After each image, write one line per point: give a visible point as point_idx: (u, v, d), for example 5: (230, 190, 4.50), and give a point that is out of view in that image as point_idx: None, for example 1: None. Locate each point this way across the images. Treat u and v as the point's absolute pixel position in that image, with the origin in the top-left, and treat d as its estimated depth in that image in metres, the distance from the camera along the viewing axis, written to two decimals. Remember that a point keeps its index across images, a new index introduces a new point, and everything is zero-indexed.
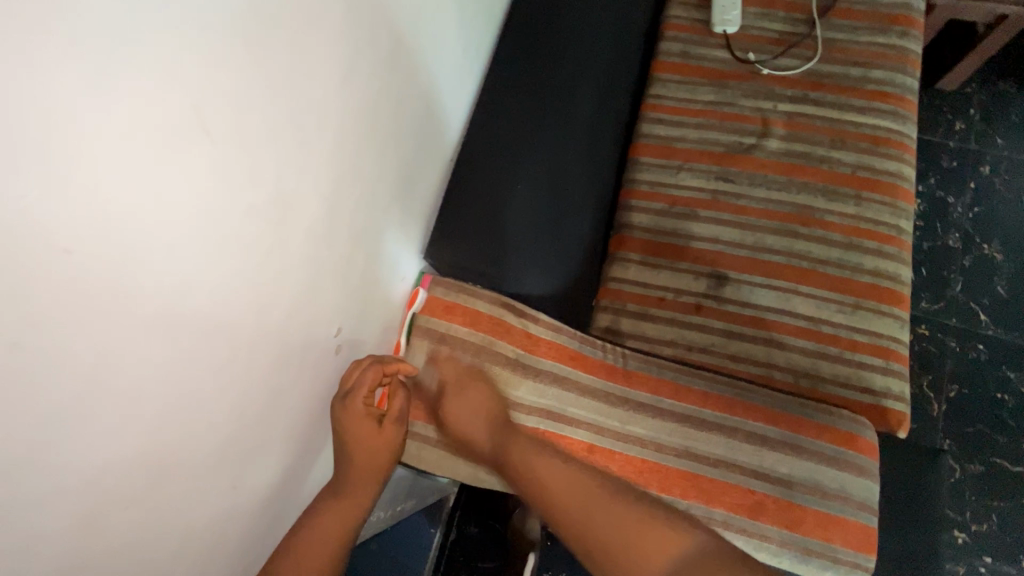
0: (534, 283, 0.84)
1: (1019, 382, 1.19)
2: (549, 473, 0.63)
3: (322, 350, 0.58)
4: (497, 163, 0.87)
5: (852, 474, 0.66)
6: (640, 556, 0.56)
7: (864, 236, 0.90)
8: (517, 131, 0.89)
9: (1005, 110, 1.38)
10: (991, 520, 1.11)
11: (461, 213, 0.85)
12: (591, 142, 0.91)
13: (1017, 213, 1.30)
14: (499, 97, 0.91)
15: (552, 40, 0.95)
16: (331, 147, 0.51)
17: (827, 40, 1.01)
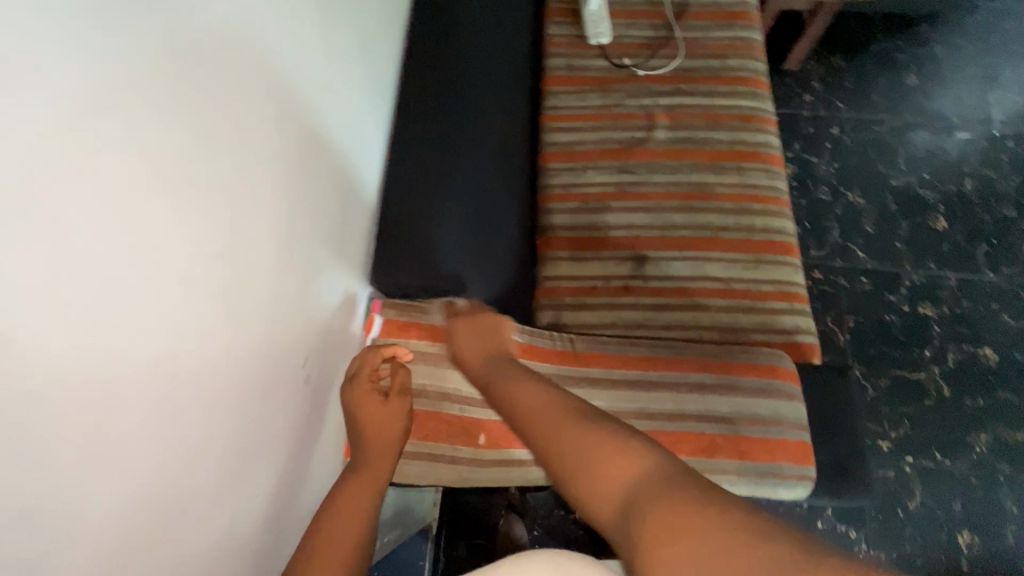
0: (478, 290, 0.88)
1: (900, 303, 1.39)
2: (529, 411, 0.58)
3: (293, 385, 0.59)
4: (421, 187, 0.92)
5: (782, 400, 0.76)
6: (586, 478, 0.46)
7: (751, 200, 1.03)
8: (436, 155, 0.95)
9: (839, 79, 1.62)
10: (905, 424, 1.28)
11: (394, 241, 0.88)
12: (503, 156, 0.98)
13: (868, 162, 1.53)
14: (410, 126, 0.96)
15: (450, 67, 1.02)
16: (271, 188, 0.53)
17: (686, 39, 1.15)
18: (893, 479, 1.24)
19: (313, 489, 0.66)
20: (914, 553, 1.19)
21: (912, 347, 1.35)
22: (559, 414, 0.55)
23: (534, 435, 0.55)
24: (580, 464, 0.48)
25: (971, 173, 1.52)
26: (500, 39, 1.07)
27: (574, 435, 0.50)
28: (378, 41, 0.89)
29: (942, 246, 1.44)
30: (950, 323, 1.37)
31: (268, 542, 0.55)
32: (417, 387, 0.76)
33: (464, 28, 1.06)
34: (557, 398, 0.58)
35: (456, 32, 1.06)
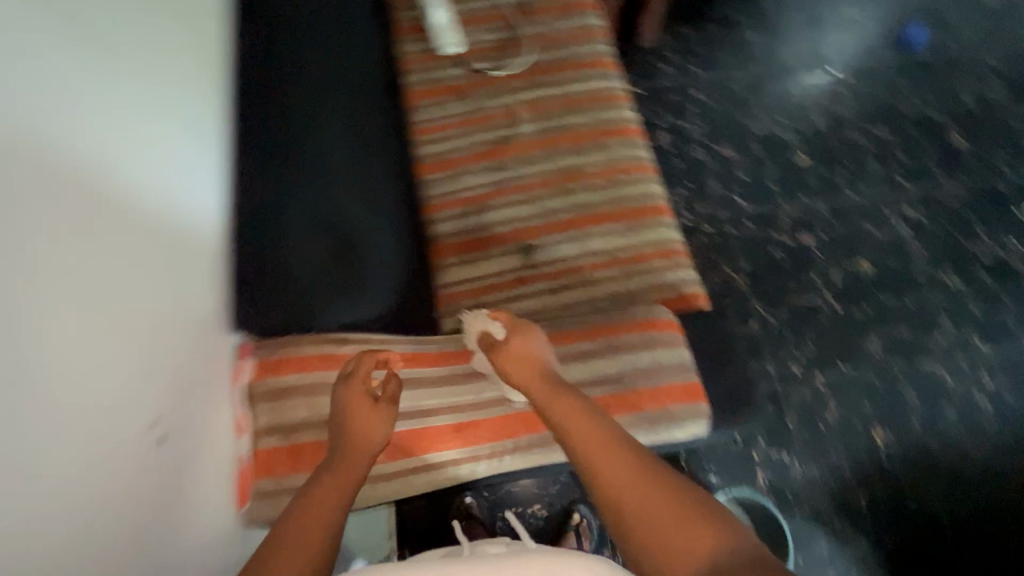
0: (362, 311, 0.87)
1: (784, 238, 1.50)
2: (602, 451, 0.64)
3: (136, 445, 0.60)
4: (280, 221, 0.90)
5: (660, 350, 0.81)
6: (663, 539, 0.58)
7: (617, 172, 1.09)
8: (291, 184, 0.92)
9: (690, 47, 1.74)
10: (809, 345, 1.39)
11: (264, 281, 0.86)
12: (365, 171, 0.96)
13: (730, 117, 1.65)
14: (253, 161, 0.93)
15: (282, 90, 0.97)
16: (50, 261, 0.54)
17: (530, 36, 1.21)
18: (808, 397, 1.35)
19: (193, 540, 0.68)
20: (838, 459, 1.30)
21: (802, 275, 1.46)
22: (627, 464, 0.63)
23: (612, 472, 0.63)
24: (657, 528, 0.59)
25: (819, 109, 1.66)
26: (340, 50, 1.03)
27: (649, 498, 0.61)
28: (190, 84, 0.86)
29: (807, 179, 1.57)
30: (829, 246, 1.50)
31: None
32: (302, 420, 0.77)
33: (295, 42, 1.01)
34: (618, 441, 0.65)
35: (287, 49, 1.00)
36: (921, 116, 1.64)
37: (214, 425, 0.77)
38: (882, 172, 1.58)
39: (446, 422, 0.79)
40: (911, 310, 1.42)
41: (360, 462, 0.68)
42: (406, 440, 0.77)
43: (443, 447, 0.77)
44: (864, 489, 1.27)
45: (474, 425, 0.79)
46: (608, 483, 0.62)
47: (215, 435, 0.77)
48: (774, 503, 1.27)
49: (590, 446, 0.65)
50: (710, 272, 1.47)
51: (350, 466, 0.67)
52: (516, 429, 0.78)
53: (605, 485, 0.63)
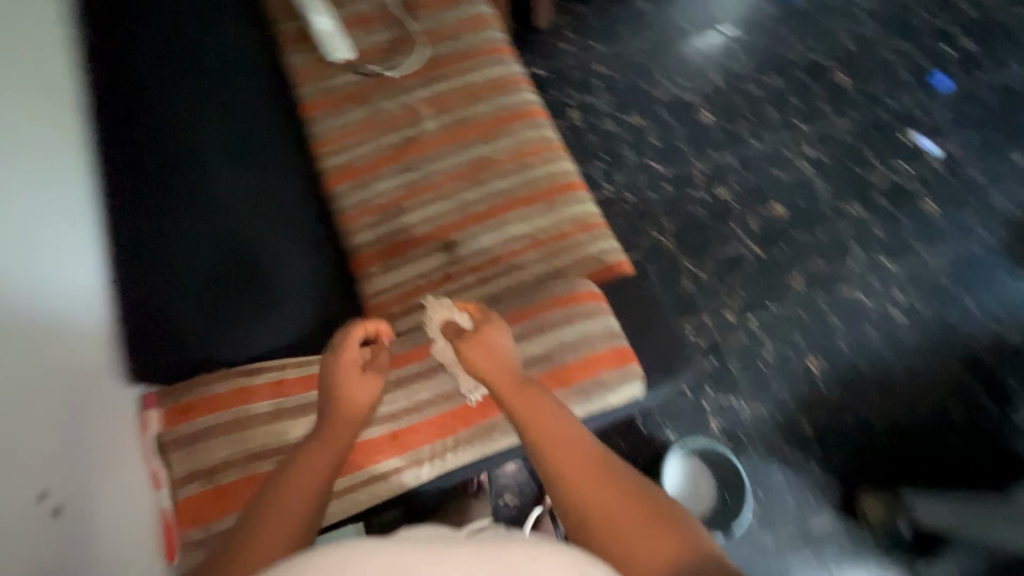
0: (274, 337, 0.87)
1: (701, 194, 1.57)
2: (568, 457, 0.66)
3: (25, 519, 0.57)
4: (171, 262, 0.87)
5: (584, 319, 0.85)
6: (628, 547, 0.60)
7: (527, 155, 1.09)
8: (176, 224, 0.89)
9: (585, 23, 1.77)
10: (738, 292, 1.46)
11: (161, 329, 0.83)
12: (256, 202, 0.96)
13: (633, 86, 1.70)
14: (126, 212, 0.89)
15: (149, 134, 0.95)
16: None
17: (421, 30, 1.19)
18: (745, 340, 1.42)
19: None
20: (781, 393, 1.37)
21: (722, 226, 1.53)
22: (596, 472, 0.65)
23: (579, 478, 0.65)
24: (624, 536, 0.60)
25: (714, 66, 1.73)
26: (208, 84, 1.02)
27: (617, 506, 0.63)
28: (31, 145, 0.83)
29: (713, 135, 1.64)
30: (743, 195, 1.57)
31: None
32: (220, 461, 0.72)
33: (154, 82, 0.99)
34: (591, 448, 0.67)
35: (149, 90, 0.98)
36: (806, 60, 1.74)
37: (123, 487, 0.72)
38: (780, 118, 1.67)
39: (380, 433, 0.77)
40: (824, 243, 1.52)
41: (348, 429, 0.70)
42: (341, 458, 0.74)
43: (382, 458, 0.76)
44: (807, 415, 1.36)
45: (411, 429, 0.77)
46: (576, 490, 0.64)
47: (123, 497, 0.71)
48: (729, 445, 1.33)
49: (557, 453, 0.66)
50: (637, 239, 1.51)
51: (335, 439, 0.69)
52: (454, 425, 0.78)
53: (572, 491, 0.64)
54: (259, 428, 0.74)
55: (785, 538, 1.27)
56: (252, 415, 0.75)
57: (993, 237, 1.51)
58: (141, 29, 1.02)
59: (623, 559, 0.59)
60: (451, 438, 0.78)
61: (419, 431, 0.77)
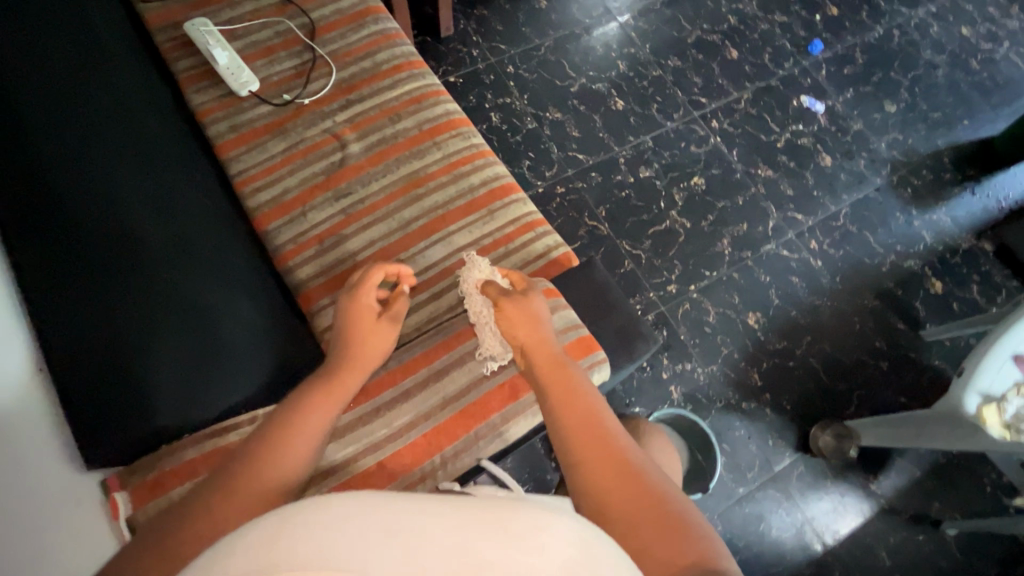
0: (237, 390, 0.83)
1: (627, 178, 1.64)
2: (578, 427, 0.65)
3: None
4: (105, 323, 0.79)
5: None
6: (632, 520, 0.56)
7: (459, 164, 1.10)
8: (96, 284, 0.81)
9: (490, 26, 1.80)
10: (676, 264, 1.55)
11: (95, 403, 0.74)
12: (185, 254, 0.90)
13: (546, 83, 1.74)
14: (38, 279, 0.80)
15: (47, 194, 0.86)
16: None
17: (331, 54, 1.17)
18: (690, 308, 1.50)
19: None
20: (729, 351, 1.47)
21: (652, 205, 1.61)
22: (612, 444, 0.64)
23: (586, 447, 0.63)
24: (629, 504, 0.57)
25: (619, 55, 1.81)
26: (112, 139, 0.96)
27: (626, 476, 0.60)
28: None
29: (629, 120, 1.72)
30: (665, 173, 1.66)
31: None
32: None
33: (48, 142, 0.90)
34: (611, 422, 0.67)
35: (38, 152, 0.89)
36: (700, 41, 1.86)
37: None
38: (685, 97, 1.77)
39: (366, 467, 0.76)
40: (743, 207, 1.64)
41: (363, 363, 0.76)
42: None
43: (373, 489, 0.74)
44: (755, 367, 1.46)
45: (397, 455, 0.77)
46: (583, 452, 0.63)
47: None
48: (692, 409, 1.41)
49: (570, 419, 0.67)
50: (575, 229, 1.56)
51: (346, 380, 0.73)
52: (440, 442, 0.78)
53: (580, 455, 0.63)
54: None
55: (755, 484, 1.36)
56: None
57: (882, 180, 1.69)
58: (15, 83, 0.92)
59: (625, 530, 0.55)
60: (438, 456, 0.78)
61: (405, 456, 0.77)
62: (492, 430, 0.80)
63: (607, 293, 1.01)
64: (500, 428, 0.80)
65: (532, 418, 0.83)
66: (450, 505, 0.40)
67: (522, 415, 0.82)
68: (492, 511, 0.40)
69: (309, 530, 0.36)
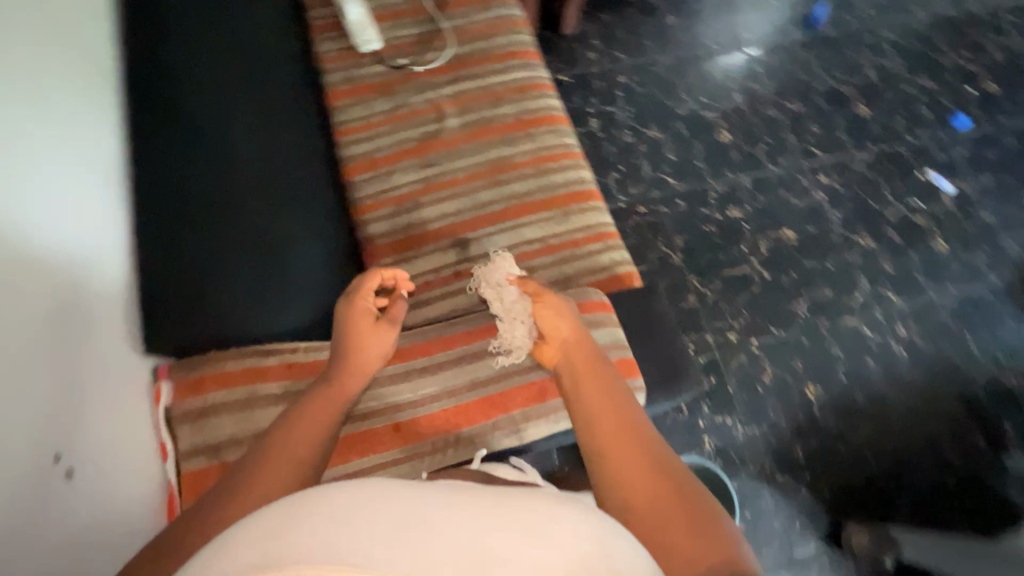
0: (289, 318, 0.87)
1: (713, 213, 1.57)
2: (611, 432, 0.63)
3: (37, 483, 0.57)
4: (191, 233, 0.88)
5: (594, 327, 0.88)
6: (663, 528, 0.57)
7: (547, 160, 1.10)
8: (195, 198, 0.90)
9: (613, 33, 1.78)
10: (743, 313, 1.47)
11: (166, 301, 0.83)
12: (273, 186, 0.96)
13: (654, 100, 1.70)
14: (152, 182, 0.90)
15: (178, 112, 0.96)
16: None
17: (452, 29, 1.20)
18: (745, 361, 1.42)
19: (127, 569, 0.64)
20: (777, 417, 1.38)
21: (733, 247, 1.54)
22: (639, 448, 0.62)
23: (615, 451, 0.62)
24: (661, 512, 0.58)
25: (738, 88, 1.73)
26: (239, 69, 1.04)
27: (655, 482, 0.59)
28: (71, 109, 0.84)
29: (731, 155, 1.65)
30: (755, 217, 1.58)
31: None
32: (224, 438, 0.73)
33: (185, 63, 1.01)
34: (641, 423, 0.65)
35: (180, 73, 1.00)
36: (830, 90, 1.75)
37: (132, 456, 0.72)
38: (798, 145, 1.67)
39: (382, 425, 0.78)
40: (831, 271, 1.52)
41: (366, 358, 0.73)
42: (341, 445, 0.75)
43: (384, 447, 0.76)
44: (801, 442, 1.36)
45: (414, 422, 0.78)
46: (612, 457, 0.62)
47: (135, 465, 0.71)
48: (721, 466, 1.34)
49: (603, 422, 0.64)
50: (646, 252, 1.52)
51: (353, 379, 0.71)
52: (457, 422, 0.79)
53: (608, 456, 0.62)
54: (263, 409, 0.75)
55: (769, 562, 1.27)
56: (261, 395, 0.75)
57: (1000, 282, 1.52)
58: (176, 15, 1.05)
59: (655, 539, 0.56)
60: (453, 434, 0.79)
61: (421, 426, 0.78)
62: (512, 425, 0.80)
63: (663, 322, 0.98)
64: (521, 425, 0.80)
65: (552, 424, 0.82)
66: (450, 498, 0.43)
67: (544, 419, 0.81)
68: (487, 501, 0.44)
69: (317, 510, 0.40)
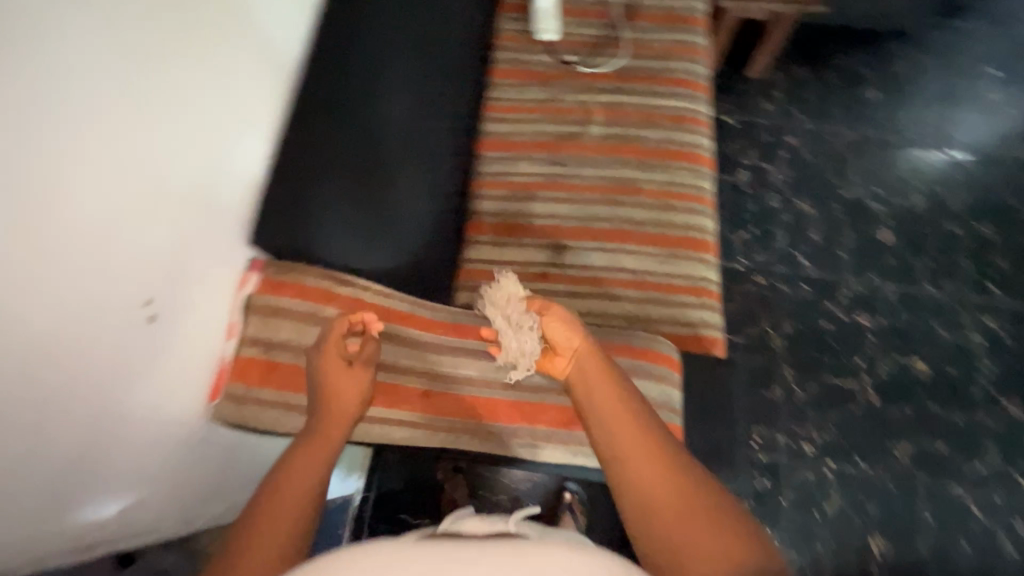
0: (384, 258, 0.85)
1: (838, 312, 1.41)
2: (632, 443, 0.58)
3: (126, 320, 0.58)
4: (330, 134, 0.85)
5: (649, 380, 0.84)
6: (688, 533, 0.52)
7: (674, 197, 1.05)
8: (346, 104, 0.88)
9: (800, 90, 1.64)
10: (830, 430, 1.31)
11: (292, 197, 0.81)
12: (417, 118, 0.93)
13: (819, 173, 1.55)
14: (328, 73, 0.89)
15: (366, 16, 0.95)
16: (111, 114, 0.54)
17: (630, 41, 1.18)
18: (812, 481, 1.27)
19: (163, 425, 0.66)
20: (825, 554, 1.22)
21: (847, 356, 1.37)
22: (657, 450, 0.58)
23: (632, 461, 0.57)
24: (683, 517, 0.53)
25: (923, 189, 1.52)
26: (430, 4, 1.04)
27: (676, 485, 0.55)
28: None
29: (885, 258, 1.46)
30: (886, 333, 1.39)
31: (36, 485, 0.51)
32: (281, 340, 0.78)
33: None
34: (658, 427, 0.60)
35: None
36: None
37: (207, 328, 0.74)
38: (973, 274, 1.44)
39: (416, 386, 0.81)
40: (953, 426, 1.31)
41: (342, 405, 0.69)
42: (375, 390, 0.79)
43: (410, 407, 0.79)
44: None
45: (444, 396, 0.81)
46: (626, 466, 0.57)
47: (207, 334, 0.74)
48: None
49: (618, 422, 0.60)
50: (745, 324, 1.40)
51: (329, 427, 0.66)
52: (480, 411, 0.81)
53: (625, 463, 0.57)
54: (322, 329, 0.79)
55: None
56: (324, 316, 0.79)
57: None
58: None
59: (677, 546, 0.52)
60: (475, 422, 0.81)
61: (450, 403, 0.81)
62: (534, 437, 0.81)
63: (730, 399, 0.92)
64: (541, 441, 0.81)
65: (570, 454, 0.81)
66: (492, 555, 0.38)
67: (563, 446, 0.81)
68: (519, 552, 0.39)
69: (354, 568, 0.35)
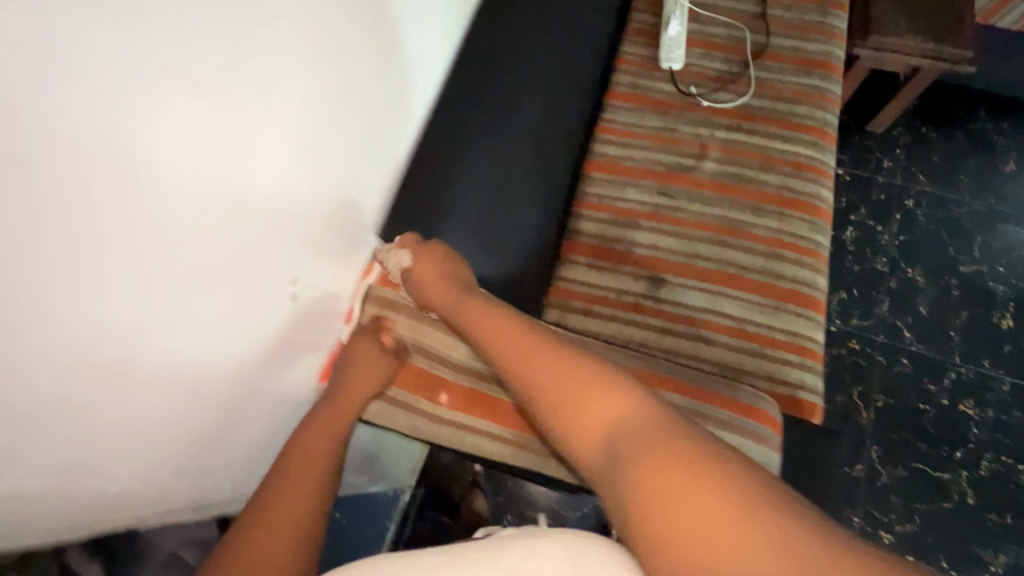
0: (491, 265, 0.84)
1: (939, 395, 1.29)
2: (525, 355, 0.64)
3: (274, 297, 0.62)
4: (454, 139, 0.87)
5: (749, 438, 0.79)
6: (576, 421, 0.56)
7: (785, 247, 1.00)
8: (473, 111, 0.90)
9: (926, 150, 1.53)
10: (914, 522, 1.20)
11: (415, 198, 0.84)
12: (541, 129, 0.92)
13: (937, 242, 1.44)
14: (462, 80, 0.92)
15: (505, 30, 0.97)
16: (300, 115, 0.58)
17: (758, 80, 1.14)
18: None
19: (279, 395, 0.70)
20: None
21: (944, 445, 1.25)
22: (545, 362, 0.62)
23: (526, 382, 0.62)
24: (567, 410, 0.57)
25: None
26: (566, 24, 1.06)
27: (562, 386, 0.59)
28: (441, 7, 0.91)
29: (1001, 346, 1.33)
30: (992, 428, 1.26)
31: (185, 442, 0.55)
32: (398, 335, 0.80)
33: None
34: (547, 345, 0.64)
35: None
36: None
37: (332, 309, 0.77)
38: None
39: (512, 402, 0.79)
40: None
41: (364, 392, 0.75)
42: (471, 398, 0.79)
43: (502, 421, 0.78)
44: None
45: None
46: (523, 386, 0.63)
47: (326, 313, 0.76)
48: None
49: (510, 352, 0.66)
50: (832, 391, 1.31)
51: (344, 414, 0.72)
52: None
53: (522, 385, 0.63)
54: (430, 330, 0.81)
55: None
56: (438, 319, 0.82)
57: None
58: None
59: (570, 437, 0.56)
60: None
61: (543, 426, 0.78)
62: None
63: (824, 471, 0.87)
64: None
65: None
66: None
67: None
68: None
69: None
